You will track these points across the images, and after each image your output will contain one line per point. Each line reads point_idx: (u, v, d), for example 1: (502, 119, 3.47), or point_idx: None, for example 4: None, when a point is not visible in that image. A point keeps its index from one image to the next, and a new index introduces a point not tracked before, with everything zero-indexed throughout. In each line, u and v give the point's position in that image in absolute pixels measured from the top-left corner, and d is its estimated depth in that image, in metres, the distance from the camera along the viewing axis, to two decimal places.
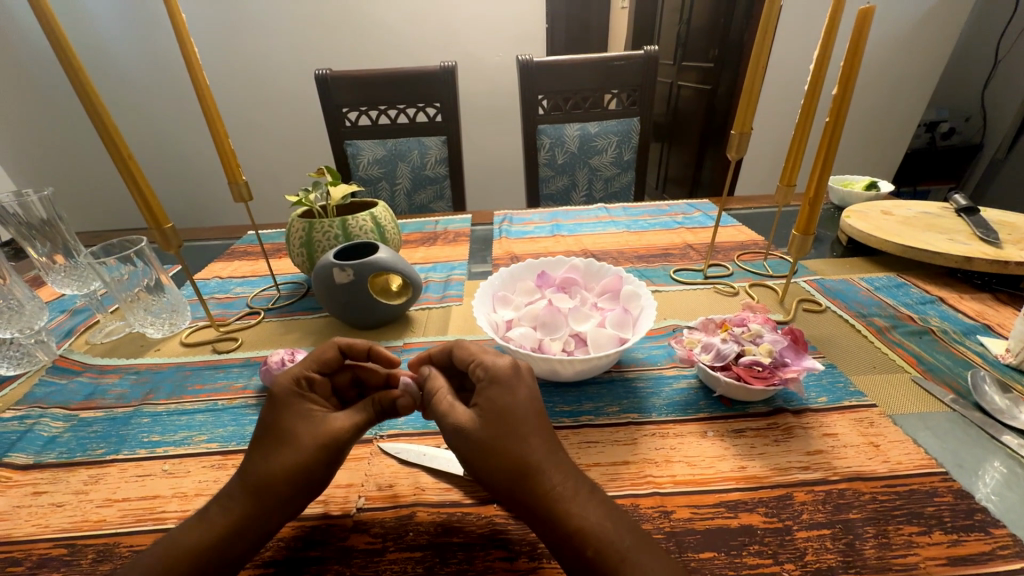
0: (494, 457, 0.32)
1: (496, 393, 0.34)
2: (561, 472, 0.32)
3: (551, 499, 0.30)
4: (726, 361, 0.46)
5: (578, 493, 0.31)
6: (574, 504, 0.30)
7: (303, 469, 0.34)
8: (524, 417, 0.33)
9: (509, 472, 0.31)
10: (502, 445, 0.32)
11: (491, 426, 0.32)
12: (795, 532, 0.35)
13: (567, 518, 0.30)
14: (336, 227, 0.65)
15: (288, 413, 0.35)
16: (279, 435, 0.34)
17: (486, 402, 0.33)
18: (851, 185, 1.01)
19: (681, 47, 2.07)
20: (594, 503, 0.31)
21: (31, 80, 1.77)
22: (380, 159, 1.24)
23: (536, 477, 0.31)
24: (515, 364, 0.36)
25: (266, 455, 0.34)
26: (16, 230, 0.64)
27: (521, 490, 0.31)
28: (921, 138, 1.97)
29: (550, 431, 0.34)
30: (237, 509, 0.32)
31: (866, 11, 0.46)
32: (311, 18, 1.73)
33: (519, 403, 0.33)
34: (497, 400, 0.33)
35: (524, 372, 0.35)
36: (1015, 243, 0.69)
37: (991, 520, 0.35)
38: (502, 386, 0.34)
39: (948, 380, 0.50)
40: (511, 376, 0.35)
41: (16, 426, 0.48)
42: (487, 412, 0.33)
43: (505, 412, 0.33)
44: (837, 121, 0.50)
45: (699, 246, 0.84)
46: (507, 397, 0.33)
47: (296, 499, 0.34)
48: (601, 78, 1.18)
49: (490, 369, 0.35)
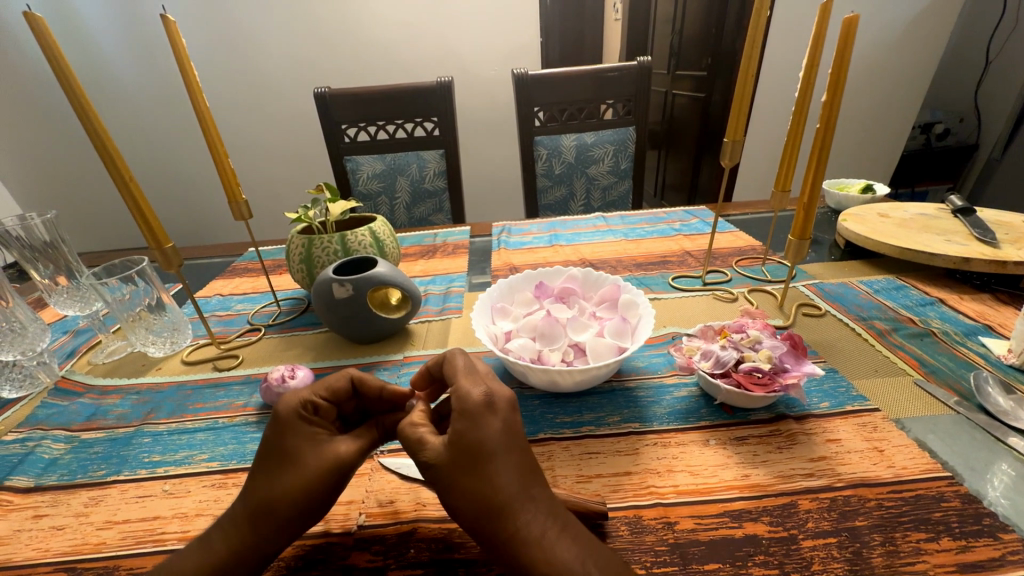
0: (462, 494, 0.30)
1: (468, 426, 0.31)
2: (532, 508, 0.30)
3: (518, 538, 0.29)
4: (725, 368, 0.46)
5: (549, 529, 0.29)
6: (546, 542, 0.29)
7: (305, 496, 0.33)
8: (494, 452, 0.30)
9: (474, 513, 0.30)
10: (471, 485, 0.30)
11: (459, 460, 0.30)
12: (801, 541, 0.34)
13: (537, 558, 0.28)
14: (335, 243, 0.66)
15: (293, 437, 0.33)
16: (283, 460, 0.33)
17: (454, 436, 0.31)
18: (847, 188, 1.01)
19: (674, 57, 2.10)
20: (566, 541, 0.29)
21: (37, 105, 1.81)
22: (380, 173, 1.25)
23: (505, 515, 0.29)
24: (489, 395, 0.32)
25: (270, 480, 0.33)
26: (20, 252, 0.65)
27: (490, 528, 0.29)
28: (917, 140, 1.97)
29: (525, 463, 0.31)
30: (238, 534, 0.31)
31: (851, 20, 0.47)
32: (311, 38, 1.77)
33: (492, 437, 0.31)
34: (466, 433, 0.31)
35: (499, 403, 0.32)
36: (1014, 242, 0.68)
37: (1000, 524, 0.35)
38: (473, 418, 0.31)
39: (951, 381, 0.49)
40: (482, 406, 0.31)
41: (17, 449, 0.48)
42: (456, 445, 0.31)
43: (475, 449, 0.30)
44: (828, 126, 0.50)
45: (697, 252, 0.84)
46: (475, 431, 0.31)
47: (297, 523, 0.33)
48: (596, 89, 1.20)
49: (461, 401, 0.32)
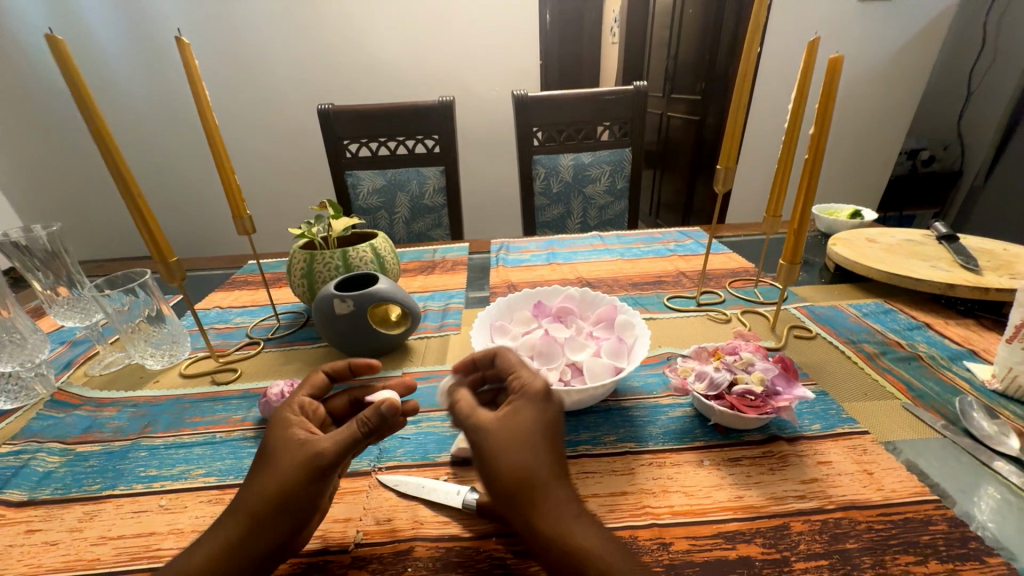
0: (503, 465, 0.32)
1: (524, 406, 0.35)
2: (567, 488, 0.32)
3: (550, 515, 0.30)
4: (719, 390, 0.47)
5: (580, 516, 0.31)
6: (577, 526, 0.30)
7: (284, 492, 0.33)
8: (541, 432, 0.34)
9: (511, 482, 0.32)
10: (514, 459, 0.32)
11: (508, 435, 0.34)
12: (793, 563, 0.35)
13: (566, 538, 0.29)
14: (337, 258, 0.67)
15: (279, 435, 0.36)
16: (266, 457, 0.35)
17: (509, 411, 0.35)
18: (836, 213, 1.04)
19: (669, 81, 2.17)
20: (594, 529, 0.30)
21: (40, 113, 1.82)
22: (380, 188, 1.27)
23: (541, 493, 0.31)
24: (547, 386, 0.37)
25: (255, 480, 0.34)
26: (20, 262, 0.65)
27: (524, 504, 0.31)
28: (903, 166, 2.02)
29: (563, 454, 0.34)
30: (225, 532, 0.32)
31: (836, 61, 0.49)
32: (315, 55, 1.81)
33: (541, 421, 0.35)
34: (519, 411, 0.35)
35: (553, 398, 0.36)
36: (995, 269, 0.71)
37: (985, 548, 0.35)
38: (529, 401, 0.36)
39: (937, 406, 0.51)
40: (542, 393, 0.36)
41: (12, 462, 0.48)
42: (509, 421, 0.34)
43: (524, 427, 0.34)
44: (815, 158, 0.52)
45: (691, 273, 0.86)
46: (528, 411, 0.35)
47: (283, 521, 0.33)
48: (594, 112, 1.23)
49: (524, 384, 0.37)
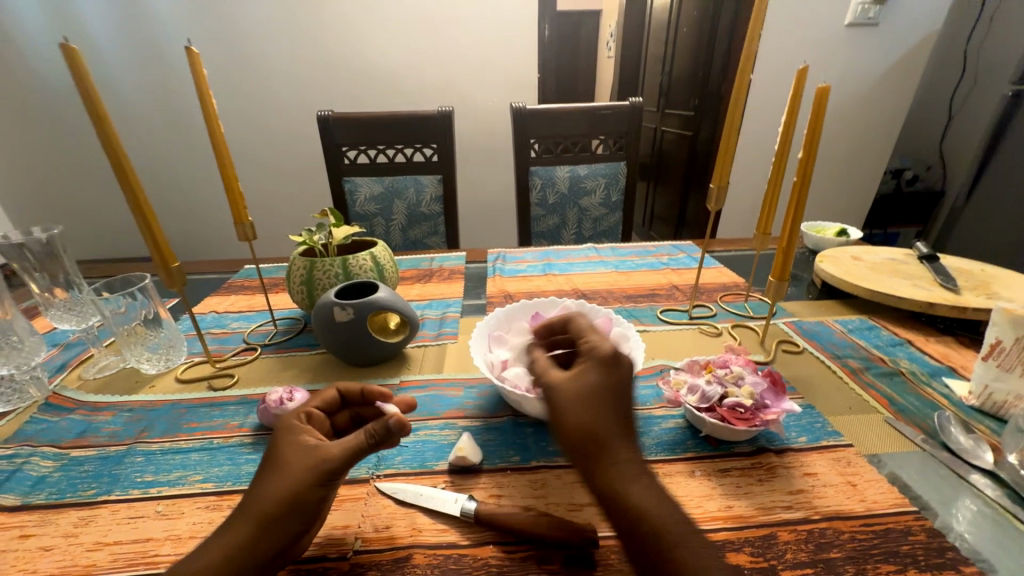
0: (569, 421, 0.35)
1: (593, 366, 0.37)
2: (629, 447, 0.33)
3: (610, 470, 0.32)
4: (710, 402, 0.49)
5: (640, 475, 0.32)
6: (634, 484, 0.31)
7: (293, 495, 0.34)
8: (604, 395, 0.35)
9: (578, 436, 0.34)
10: (580, 416, 0.34)
11: (577, 393, 0.36)
12: (779, 571, 0.36)
13: (623, 492, 0.31)
14: (337, 266, 0.67)
15: (288, 441, 0.37)
16: (275, 463, 0.35)
17: (578, 372, 0.37)
18: (823, 230, 1.08)
19: (663, 96, 2.22)
20: (650, 486, 0.31)
21: (34, 111, 1.81)
22: (378, 195, 1.28)
23: (604, 448, 0.33)
24: (616, 350, 0.38)
25: (264, 483, 0.34)
26: (20, 263, 0.65)
27: (589, 456, 0.33)
28: (888, 185, 2.08)
29: (630, 417, 0.35)
30: (237, 530, 0.32)
31: (823, 90, 0.52)
32: (314, 62, 1.82)
33: (608, 382, 0.36)
34: (587, 372, 0.37)
35: (623, 361, 0.37)
36: (973, 289, 0.74)
37: (961, 558, 0.37)
38: (597, 364, 0.37)
39: (917, 420, 0.53)
40: (610, 356, 0.38)
41: (5, 466, 0.48)
42: (579, 380, 0.37)
43: (592, 387, 0.36)
44: (803, 180, 0.55)
45: (684, 286, 0.88)
46: (595, 374, 0.37)
47: (291, 523, 0.33)
48: (590, 126, 1.26)
49: (594, 348, 0.39)
